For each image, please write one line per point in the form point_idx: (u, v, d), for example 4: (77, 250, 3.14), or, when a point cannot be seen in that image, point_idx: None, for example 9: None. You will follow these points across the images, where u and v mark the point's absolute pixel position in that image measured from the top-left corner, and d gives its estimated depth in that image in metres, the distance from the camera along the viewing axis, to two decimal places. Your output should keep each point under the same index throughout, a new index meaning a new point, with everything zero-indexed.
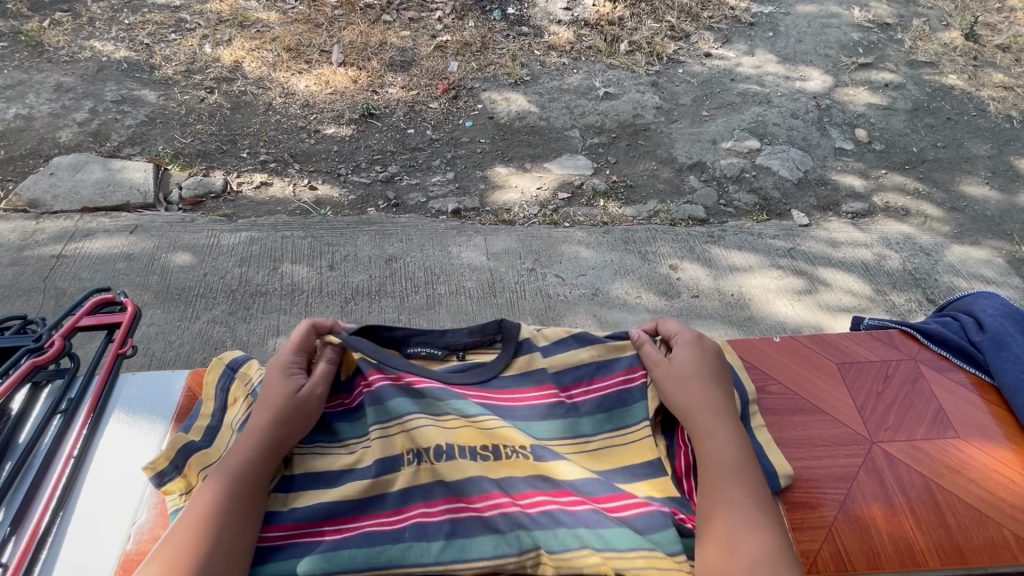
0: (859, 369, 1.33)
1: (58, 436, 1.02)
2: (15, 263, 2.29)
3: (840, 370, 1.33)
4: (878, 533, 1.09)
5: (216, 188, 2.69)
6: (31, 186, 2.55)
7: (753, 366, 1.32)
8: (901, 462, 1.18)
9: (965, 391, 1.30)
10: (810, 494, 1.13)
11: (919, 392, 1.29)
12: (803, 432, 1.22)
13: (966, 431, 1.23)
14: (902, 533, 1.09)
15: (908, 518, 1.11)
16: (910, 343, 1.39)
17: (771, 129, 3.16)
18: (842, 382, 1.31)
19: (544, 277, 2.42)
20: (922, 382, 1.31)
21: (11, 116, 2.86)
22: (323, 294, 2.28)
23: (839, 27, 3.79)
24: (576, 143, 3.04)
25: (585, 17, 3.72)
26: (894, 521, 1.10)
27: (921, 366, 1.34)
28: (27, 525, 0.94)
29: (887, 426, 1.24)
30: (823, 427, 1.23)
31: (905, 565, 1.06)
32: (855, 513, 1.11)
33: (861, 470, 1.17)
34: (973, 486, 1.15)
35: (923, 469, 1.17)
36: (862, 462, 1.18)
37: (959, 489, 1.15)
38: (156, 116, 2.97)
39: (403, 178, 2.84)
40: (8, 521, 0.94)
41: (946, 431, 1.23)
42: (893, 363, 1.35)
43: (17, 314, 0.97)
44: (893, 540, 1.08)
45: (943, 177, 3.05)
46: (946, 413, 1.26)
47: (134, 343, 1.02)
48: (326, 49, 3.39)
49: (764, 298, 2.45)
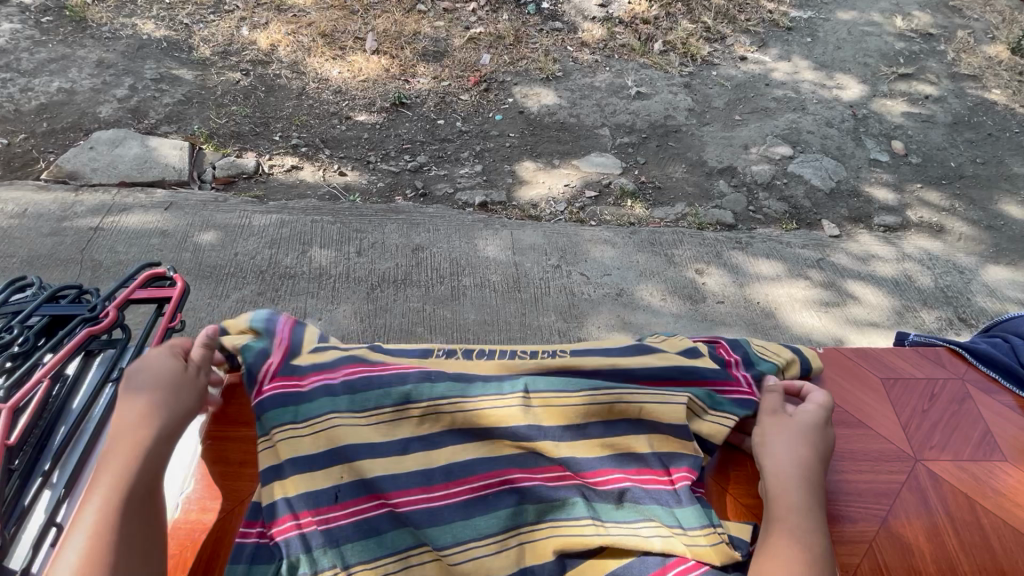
0: (904, 385, 1.31)
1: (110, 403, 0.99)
2: (54, 232, 2.34)
3: (885, 386, 1.31)
4: (919, 551, 1.08)
5: (248, 169, 2.73)
6: (71, 159, 2.61)
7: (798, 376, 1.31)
8: (945, 482, 1.17)
9: (1011, 414, 1.28)
10: (852, 509, 1.12)
11: (965, 412, 1.27)
12: (846, 445, 1.20)
13: (1011, 454, 1.21)
14: (943, 553, 1.08)
15: (950, 540, 1.10)
16: (957, 362, 1.36)
17: (805, 136, 3.11)
18: (887, 398, 1.29)
19: (569, 275, 2.41)
20: (969, 402, 1.29)
21: (54, 90, 2.92)
22: (350, 279, 2.31)
23: (879, 35, 3.71)
24: (605, 141, 3.02)
25: (618, 15, 3.68)
26: (935, 541, 1.09)
27: (968, 386, 1.32)
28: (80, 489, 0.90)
29: (931, 445, 1.22)
30: (868, 442, 1.21)
31: None
32: (896, 530, 1.10)
33: (903, 487, 1.15)
34: (1017, 510, 1.14)
35: (968, 491, 1.16)
36: (905, 479, 1.16)
37: (1006, 514, 1.13)
38: (193, 95, 3.01)
39: (432, 168, 2.86)
40: (61, 484, 0.89)
41: (992, 453, 1.21)
42: (939, 381, 1.32)
43: (73, 283, 0.98)
44: (932, 555, 1.08)
45: (980, 194, 2.97)
46: (992, 436, 1.24)
47: (183, 317, 1.04)
48: (360, 36, 3.40)
49: (790, 308, 2.42)
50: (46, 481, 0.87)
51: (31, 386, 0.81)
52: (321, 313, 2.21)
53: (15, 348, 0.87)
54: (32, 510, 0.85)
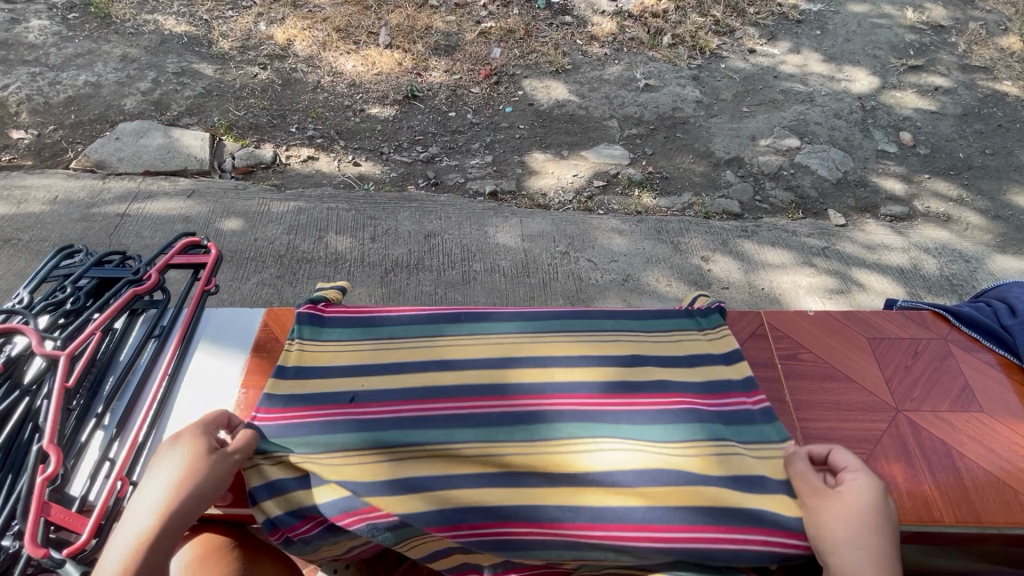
0: (888, 344, 1.36)
1: (153, 356, 1.06)
2: (83, 218, 2.45)
3: (869, 344, 1.36)
4: (897, 492, 1.12)
5: (267, 159, 2.82)
6: (98, 149, 2.72)
7: (784, 335, 1.36)
8: (924, 429, 1.22)
9: (992, 371, 1.32)
10: None
11: (947, 368, 1.32)
12: (831, 397, 1.26)
13: (990, 406, 1.26)
14: (922, 495, 1.12)
15: (929, 482, 1.14)
16: (940, 325, 1.41)
17: (813, 128, 3.14)
18: (871, 355, 1.34)
19: (577, 261, 2.47)
20: (950, 360, 1.33)
21: (81, 83, 3.04)
22: (364, 264, 2.39)
23: (889, 28, 3.71)
24: (614, 132, 3.08)
25: (628, 9, 3.73)
26: (913, 483, 1.14)
27: (950, 345, 1.36)
28: (130, 431, 0.98)
29: (912, 397, 1.27)
30: (851, 394, 1.27)
31: (921, 519, 1.09)
32: (876, 471, 1.15)
33: (884, 434, 1.20)
34: (994, 453, 1.18)
35: (946, 438, 1.21)
36: (886, 427, 1.21)
37: (983, 460, 1.18)
38: (213, 88, 3.11)
39: (443, 159, 2.93)
40: (112, 426, 0.98)
41: (970, 405, 1.26)
42: (922, 341, 1.37)
43: (117, 250, 1.07)
44: (909, 491, 1.13)
45: (989, 185, 2.98)
46: (972, 390, 1.28)
47: (217, 283, 1.13)
48: (374, 31, 3.48)
49: (794, 293, 2.46)
50: (99, 423, 0.95)
51: (85, 338, 0.89)
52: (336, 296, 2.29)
53: (67, 307, 0.96)
54: (86, 448, 0.93)
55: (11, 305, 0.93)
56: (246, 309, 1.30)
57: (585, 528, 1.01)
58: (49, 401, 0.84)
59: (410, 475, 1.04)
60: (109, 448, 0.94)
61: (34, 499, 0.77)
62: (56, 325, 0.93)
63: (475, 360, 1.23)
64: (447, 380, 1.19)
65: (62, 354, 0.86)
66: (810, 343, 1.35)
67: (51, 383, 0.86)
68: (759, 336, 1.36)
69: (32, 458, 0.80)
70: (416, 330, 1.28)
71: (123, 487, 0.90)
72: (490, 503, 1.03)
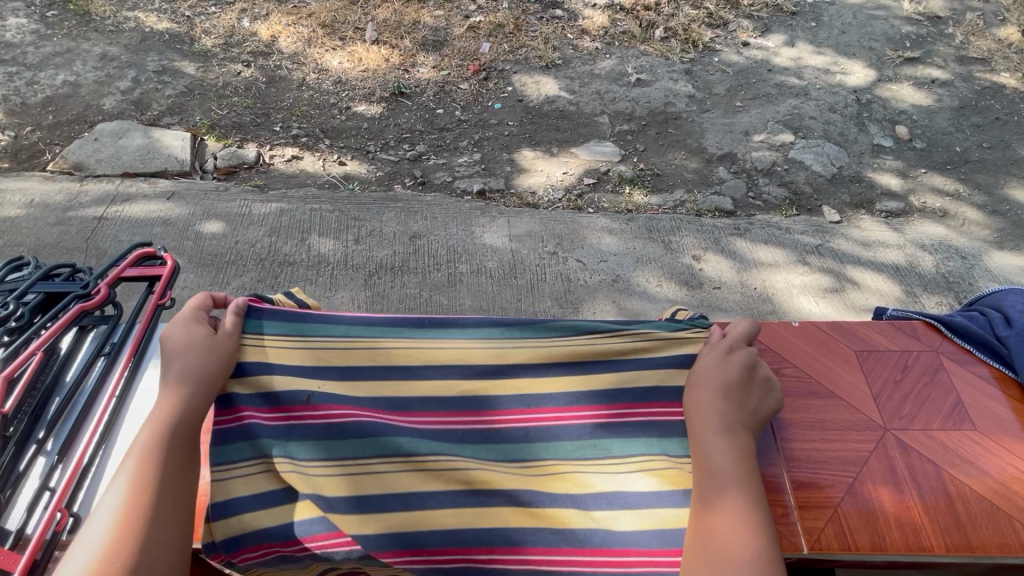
0: (877, 358, 1.31)
1: (101, 376, 0.98)
2: (60, 222, 2.39)
3: (858, 357, 1.31)
4: (884, 517, 1.08)
5: (249, 160, 2.76)
6: (76, 150, 2.66)
7: (770, 349, 1.31)
8: (913, 450, 1.17)
9: (985, 385, 1.27)
10: (819, 475, 1.13)
11: (937, 384, 1.27)
12: (817, 414, 1.22)
13: (982, 423, 1.21)
14: (910, 520, 1.08)
15: (916, 507, 1.09)
16: (932, 335, 1.36)
17: (807, 122, 3.08)
18: (859, 369, 1.29)
19: (566, 261, 2.42)
20: (942, 374, 1.29)
21: (60, 83, 2.97)
22: (348, 266, 2.33)
23: (886, 19, 3.65)
24: (604, 129, 3.02)
25: (620, 2, 3.66)
26: (901, 508, 1.09)
27: (942, 358, 1.32)
28: (73, 456, 0.91)
29: (901, 415, 1.22)
30: (838, 412, 1.22)
31: (910, 548, 1.05)
32: (862, 495, 1.10)
33: (871, 455, 1.16)
34: (985, 474, 1.14)
35: (935, 458, 1.16)
36: (873, 447, 1.17)
37: (973, 482, 1.13)
38: (195, 87, 3.05)
39: (430, 157, 2.87)
40: (56, 451, 0.92)
41: (962, 422, 1.22)
42: (913, 354, 1.32)
43: (66, 262, 1.01)
44: (896, 517, 1.08)
45: (986, 179, 2.93)
46: (963, 405, 1.24)
47: (173, 296, 1.06)
48: (360, 26, 3.41)
49: (787, 293, 2.41)
50: (40, 449, 0.89)
51: (25, 360, 0.84)
52: (319, 300, 2.24)
53: (11, 324, 0.90)
54: (26, 476, 0.87)
55: None
56: None
57: (549, 554, 1.02)
58: None
59: (369, 494, 1.04)
60: (49, 476, 0.87)
61: None
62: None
63: (448, 378, 1.18)
64: (419, 400, 1.16)
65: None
66: (795, 356, 1.31)
67: None
68: None
69: None
70: (376, 329, 1.22)
71: (63, 517, 0.85)
72: (451, 525, 1.03)
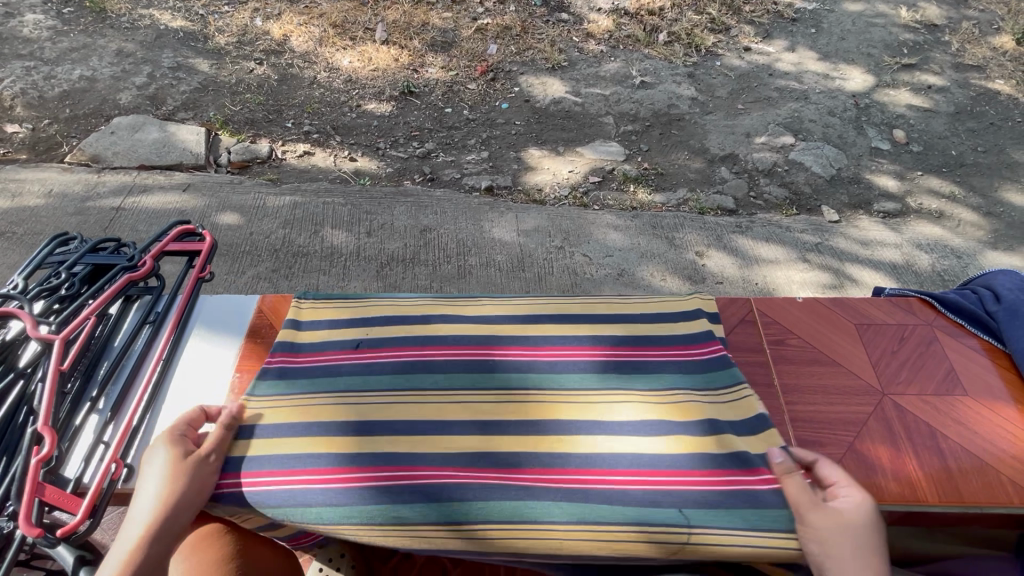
0: (875, 330, 1.38)
1: (147, 342, 1.08)
2: (78, 212, 2.44)
3: (857, 330, 1.37)
4: (882, 472, 1.14)
5: (262, 154, 2.82)
6: (93, 143, 2.71)
7: (774, 322, 1.38)
8: (910, 413, 1.23)
9: (977, 356, 1.33)
10: (821, 434, 1.19)
11: (932, 354, 1.33)
12: (818, 381, 1.28)
13: (974, 390, 1.28)
14: (905, 473, 1.14)
15: (912, 463, 1.15)
16: (927, 312, 1.42)
17: (807, 125, 3.16)
18: (859, 340, 1.35)
19: (572, 255, 2.48)
20: (936, 346, 1.35)
21: (76, 77, 3.03)
22: (360, 258, 2.39)
23: (884, 26, 3.74)
24: (609, 129, 3.09)
25: (625, 6, 3.74)
26: (898, 463, 1.15)
27: (936, 331, 1.38)
28: (124, 415, 1.01)
29: (899, 381, 1.28)
30: (839, 378, 1.28)
31: (906, 499, 1.10)
32: (861, 452, 1.16)
33: (870, 417, 1.22)
34: (979, 436, 1.20)
35: (930, 420, 1.22)
36: (872, 410, 1.23)
37: (966, 441, 1.19)
38: (209, 84, 3.11)
39: (439, 155, 2.94)
40: (107, 409, 1.00)
41: (955, 389, 1.28)
42: (909, 327, 1.38)
43: (113, 237, 1.09)
44: (895, 473, 1.14)
45: (981, 182, 3.00)
46: (956, 373, 1.30)
47: (211, 270, 1.15)
48: (370, 27, 3.48)
49: (788, 288, 2.48)
50: (93, 408, 0.98)
51: (80, 323, 0.91)
52: (332, 290, 2.29)
53: (62, 292, 0.98)
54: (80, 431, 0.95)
55: (6, 291, 0.95)
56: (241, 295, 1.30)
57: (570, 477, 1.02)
58: (45, 384, 0.85)
59: (407, 424, 1.07)
60: (103, 431, 0.97)
61: (28, 480, 0.79)
62: (50, 310, 0.95)
63: (470, 345, 1.23)
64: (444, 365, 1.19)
65: (57, 337, 0.87)
66: (799, 328, 1.37)
67: (45, 366, 0.87)
68: (754, 325, 1.37)
69: (26, 440, 0.81)
70: (412, 306, 1.31)
71: (117, 469, 0.92)
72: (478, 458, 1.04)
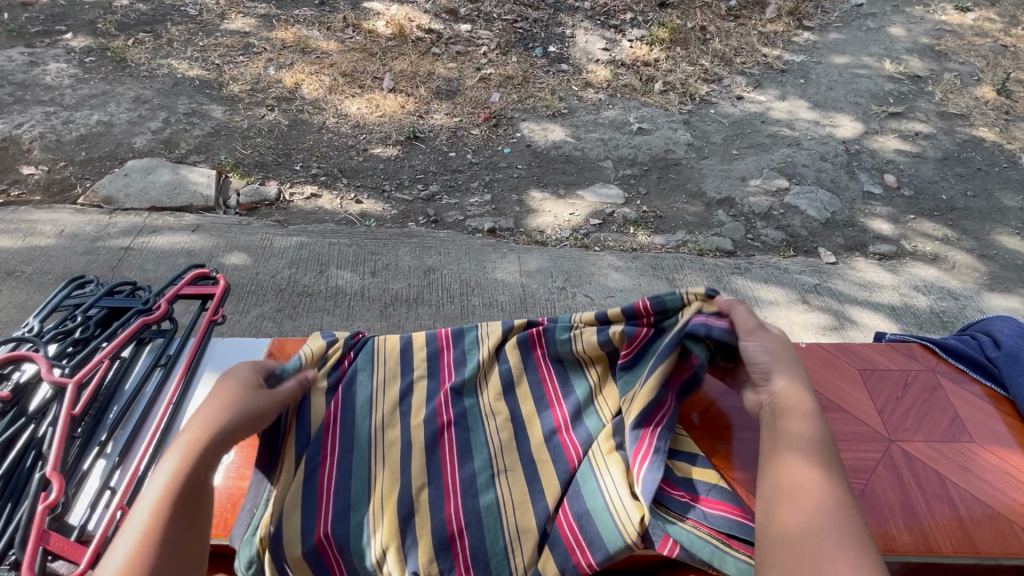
0: (880, 376, 1.38)
1: (159, 384, 1.13)
2: (87, 251, 2.48)
3: (861, 375, 1.38)
4: (894, 521, 1.12)
5: (270, 197, 2.89)
6: (107, 185, 2.79)
7: None
8: (919, 460, 1.22)
9: (980, 402, 1.34)
10: None
11: (937, 399, 1.34)
12: (826, 427, 1.27)
13: (979, 435, 1.28)
14: (916, 520, 1.13)
15: (922, 508, 1.14)
16: (927, 356, 1.44)
17: (800, 170, 3.26)
18: (863, 386, 1.36)
19: (574, 296, 2.51)
20: (940, 391, 1.35)
21: (94, 122, 3.14)
22: (364, 298, 2.41)
23: (870, 77, 3.91)
24: (609, 173, 3.18)
25: (621, 58, 3.92)
26: (908, 510, 1.14)
27: (940, 377, 1.39)
28: (131, 460, 1.02)
29: (906, 428, 1.28)
30: (846, 425, 1.28)
31: (919, 548, 1.09)
32: (872, 500, 1.15)
33: (879, 464, 1.21)
34: (991, 487, 1.19)
35: (939, 467, 1.21)
36: (881, 457, 1.22)
37: (975, 488, 1.18)
38: (222, 128, 3.22)
39: (443, 197, 3.02)
40: (114, 454, 1.02)
41: (962, 435, 1.27)
42: (912, 372, 1.40)
43: (129, 280, 1.16)
44: (906, 522, 1.12)
45: (973, 225, 3.07)
46: (962, 421, 1.30)
47: (223, 312, 1.21)
48: (378, 76, 3.64)
49: (789, 330, 2.49)
50: (102, 451, 1.01)
51: (93, 366, 0.95)
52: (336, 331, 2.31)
53: (76, 336, 1.03)
54: (88, 476, 0.98)
55: (23, 333, 1.00)
56: (256, 339, 1.34)
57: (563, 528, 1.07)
58: (55, 428, 0.89)
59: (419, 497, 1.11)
60: (110, 477, 0.99)
61: (34, 528, 0.81)
62: (64, 353, 0.99)
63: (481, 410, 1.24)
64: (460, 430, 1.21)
65: (69, 381, 0.91)
66: (812, 377, 1.37)
67: (57, 409, 0.91)
68: None
69: (34, 486, 0.84)
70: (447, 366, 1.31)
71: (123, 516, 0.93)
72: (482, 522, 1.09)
